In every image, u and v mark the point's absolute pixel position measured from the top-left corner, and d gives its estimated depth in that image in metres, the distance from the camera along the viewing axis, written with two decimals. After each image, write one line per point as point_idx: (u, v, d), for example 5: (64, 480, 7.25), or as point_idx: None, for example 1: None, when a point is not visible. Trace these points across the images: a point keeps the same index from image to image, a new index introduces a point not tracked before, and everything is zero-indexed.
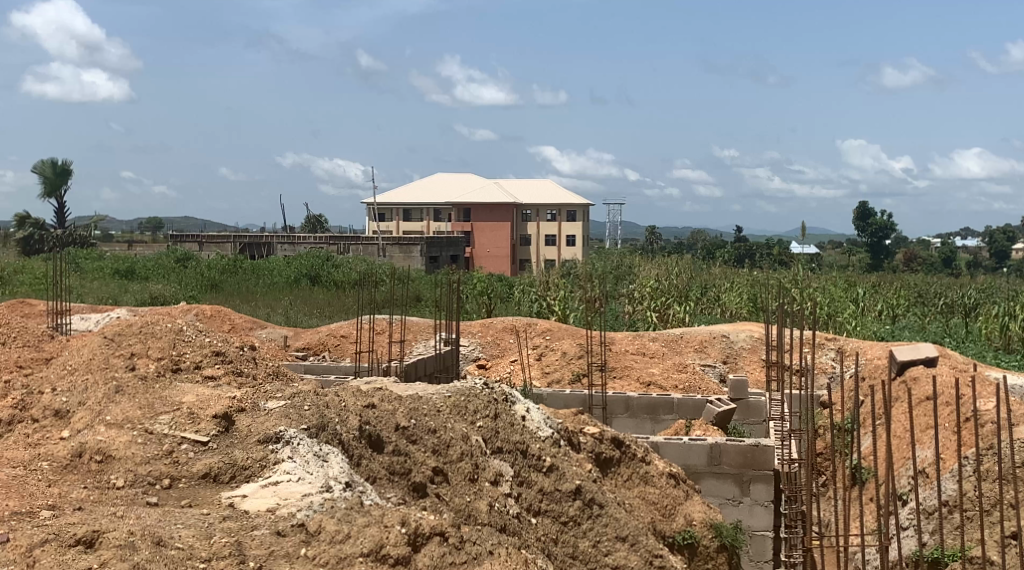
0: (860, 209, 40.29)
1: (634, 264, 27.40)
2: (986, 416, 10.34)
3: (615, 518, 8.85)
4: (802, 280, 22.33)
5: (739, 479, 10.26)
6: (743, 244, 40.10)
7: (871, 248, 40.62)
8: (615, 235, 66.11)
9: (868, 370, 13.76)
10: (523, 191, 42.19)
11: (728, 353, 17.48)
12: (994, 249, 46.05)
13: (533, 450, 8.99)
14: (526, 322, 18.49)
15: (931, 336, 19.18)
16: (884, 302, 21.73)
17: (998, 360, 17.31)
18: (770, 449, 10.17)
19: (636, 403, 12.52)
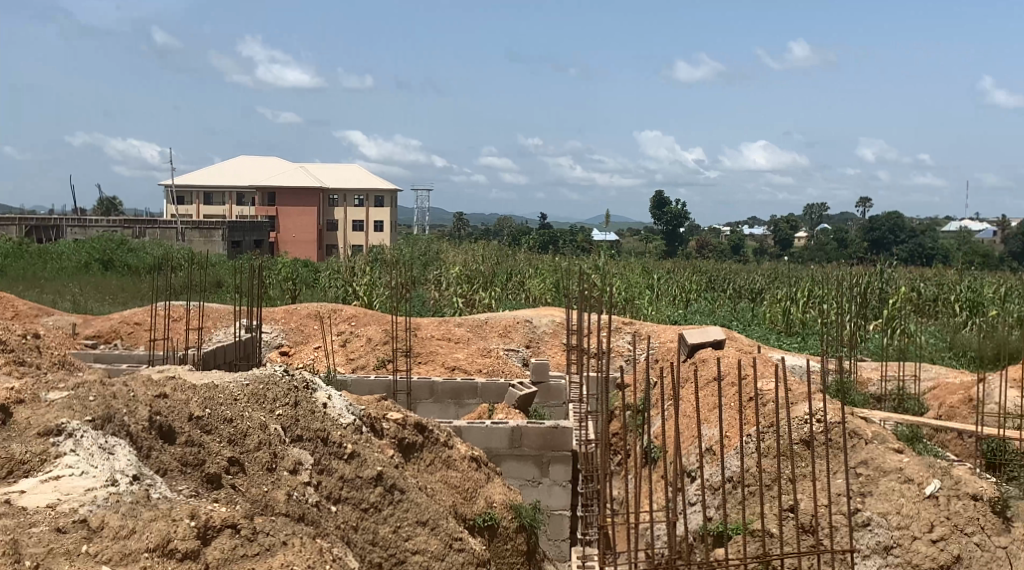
0: (657, 198, 41.77)
1: (441, 250, 27.51)
2: (766, 395, 10.94)
3: (416, 503, 8.90)
4: (602, 266, 22.98)
5: (539, 461, 10.50)
6: (547, 231, 40.85)
7: (667, 236, 42.20)
8: (422, 222, 66.21)
9: (662, 354, 14.34)
10: (329, 175, 41.60)
11: (531, 338, 17.79)
12: (779, 237, 48.64)
13: (334, 437, 8.89)
14: (330, 308, 18.25)
15: (720, 320, 20.13)
16: (678, 287, 22.63)
17: (780, 342, 18.35)
18: (568, 431, 10.47)
19: (439, 388, 12.61)
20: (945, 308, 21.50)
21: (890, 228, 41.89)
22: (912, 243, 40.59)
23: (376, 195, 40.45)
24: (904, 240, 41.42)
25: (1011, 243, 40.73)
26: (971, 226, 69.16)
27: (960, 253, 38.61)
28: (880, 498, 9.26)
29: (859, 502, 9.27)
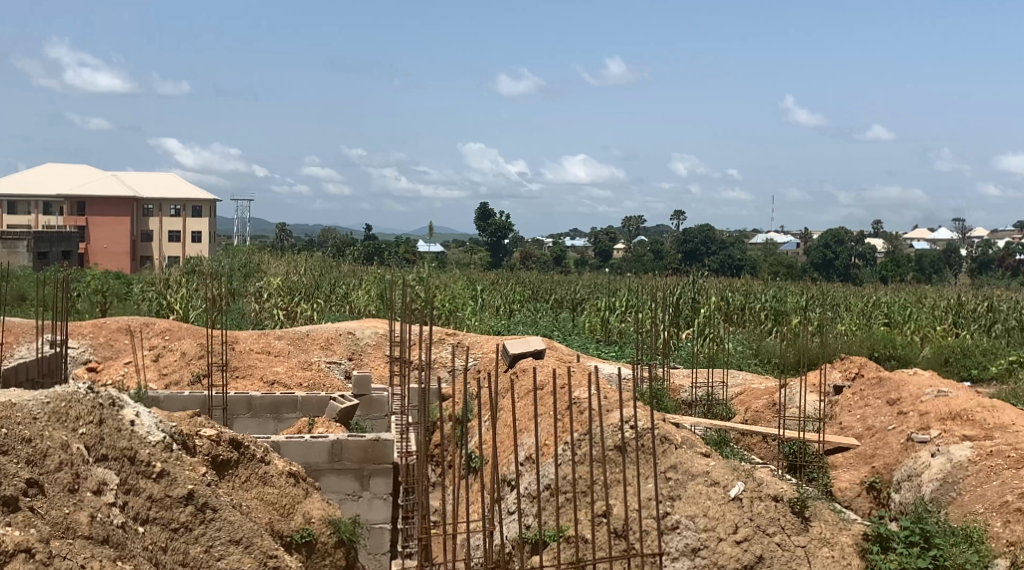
0: (480, 210, 42.11)
1: (261, 261, 26.97)
2: (583, 403, 11.20)
3: (230, 521, 8.64)
4: (426, 277, 22.98)
5: (359, 474, 10.38)
6: (371, 243, 40.56)
7: (491, 247, 42.61)
8: (243, 233, 64.65)
9: (483, 364, 14.45)
10: (144, 183, 40.11)
11: (353, 350, 17.61)
12: (599, 248, 49.90)
13: (142, 456, 8.54)
14: (142, 322, 17.57)
15: (542, 330, 20.44)
16: (502, 298, 22.86)
17: (599, 351, 18.80)
18: (390, 443, 10.41)
19: (258, 403, 12.31)
20: (753, 316, 22.52)
21: (703, 240, 43.54)
22: (722, 254, 42.34)
23: (194, 205, 39.27)
24: (715, 251, 43.16)
25: (813, 254, 43.01)
26: (777, 238, 72.75)
27: (765, 264, 40.52)
28: (688, 501, 9.58)
29: (668, 506, 9.59)
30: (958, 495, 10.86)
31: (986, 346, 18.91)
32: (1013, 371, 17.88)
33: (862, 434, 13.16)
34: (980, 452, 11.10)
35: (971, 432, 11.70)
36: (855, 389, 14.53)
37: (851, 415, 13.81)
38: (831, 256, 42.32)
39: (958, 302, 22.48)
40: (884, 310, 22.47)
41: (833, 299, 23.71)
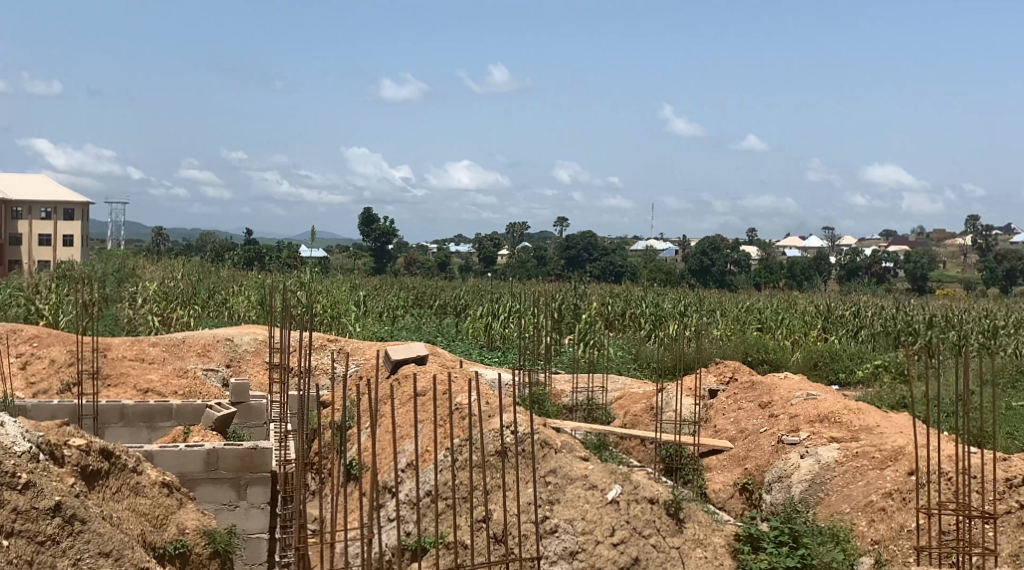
0: (364, 214, 41.78)
1: (137, 266, 26.25)
2: (465, 408, 11.23)
3: (99, 534, 8.36)
4: (308, 282, 22.71)
5: (235, 483, 10.18)
6: (252, 247, 39.85)
7: (375, 252, 42.33)
8: (118, 237, 62.79)
9: (365, 370, 14.36)
10: (12, 185, 38.61)
11: (231, 356, 17.28)
12: (483, 254, 50.10)
13: (6, 467, 8.20)
14: (9, 328, 16.89)
15: (425, 335, 20.40)
16: (385, 303, 22.75)
17: (482, 356, 18.86)
18: (268, 451, 10.24)
19: (130, 411, 11.97)
20: (632, 322, 22.92)
21: (585, 246, 44.06)
22: (604, 260, 42.96)
23: (66, 208, 37.99)
24: (597, 258, 43.76)
25: (691, 261, 43.98)
26: (656, 245, 74.19)
27: (645, 271, 41.27)
28: (566, 505, 9.69)
29: (547, 510, 9.67)
30: (825, 495, 11.24)
31: (853, 351, 19.65)
32: (878, 375, 18.63)
33: (735, 436, 13.52)
34: (846, 453, 11.51)
35: (838, 433, 12.13)
36: (729, 393, 14.93)
37: (726, 419, 14.18)
38: (708, 263, 43.37)
39: (826, 308, 23.30)
40: (758, 316, 23.13)
41: (709, 305, 24.29)
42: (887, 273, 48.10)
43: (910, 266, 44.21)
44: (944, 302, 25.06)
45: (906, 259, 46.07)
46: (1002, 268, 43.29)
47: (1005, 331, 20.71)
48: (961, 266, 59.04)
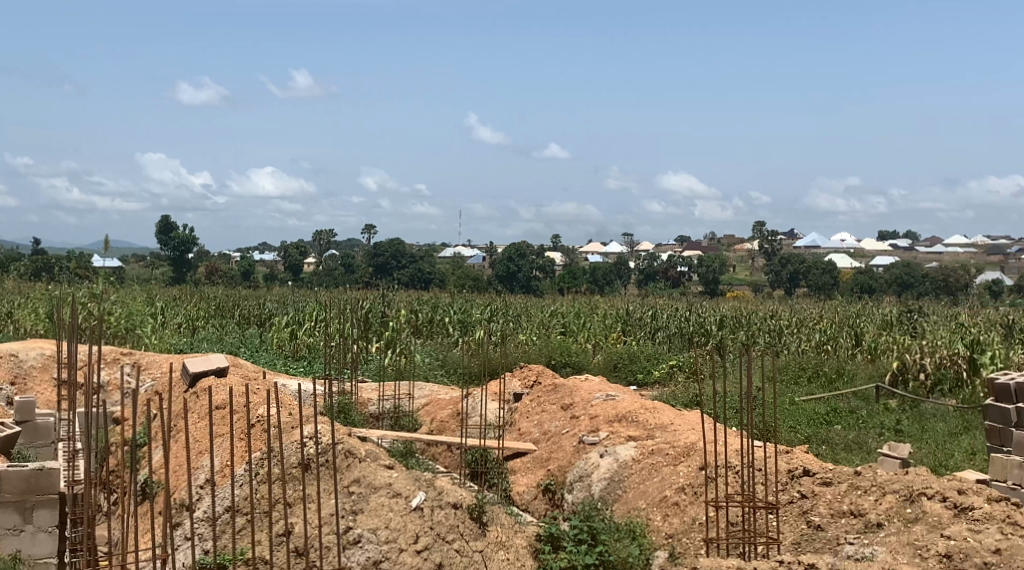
0: (162, 223, 40.27)
1: None
2: (267, 421, 11.03)
3: None
4: (101, 294, 21.73)
5: (21, 507, 9.65)
6: (40, 257, 37.77)
7: (175, 262, 40.89)
8: None
9: (162, 385, 13.87)
10: None
11: (16, 373, 16.34)
12: (289, 262, 49.23)
13: None
14: None
15: (227, 346, 19.85)
16: (184, 314, 22.04)
17: (286, 366, 18.53)
18: (55, 472, 9.72)
19: None
20: (439, 328, 23.04)
21: (393, 253, 43.95)
22: (411, 267, 42.99)
23: None
24: (405, 265, 43.69)
25: (497, 267, 44.56)
26: (463, 251, 74.89)
27: (452, 277, 41.54)
28: (370, 514, 9.66)
29: (350, 521, 9.62)
30: (623, 492, 11.61)
31: (650, 352, 20.39)
32: (673, 374, 19.39)
33: (539, 438, 13.81)
34: (642, 451, 11.93)
35: (635, 432, 12.58)
36: (533, 396, 15.26)
37: (530, 421, 14.45)
38: (514, 269, 44.06)
39: (626, 312, 24.10)
40: (561, 320, 23.68)
41: (514, 310, 24.69)
42: (682, 277, 50.20)
43: (703, 270, 46.29)
44: (733, 304, 26.37)
45: (699, 261, 48.20)
46: (786, 271, 45.94)
47: (788, 330, 21.96)
48: (749, 270, 62.29)
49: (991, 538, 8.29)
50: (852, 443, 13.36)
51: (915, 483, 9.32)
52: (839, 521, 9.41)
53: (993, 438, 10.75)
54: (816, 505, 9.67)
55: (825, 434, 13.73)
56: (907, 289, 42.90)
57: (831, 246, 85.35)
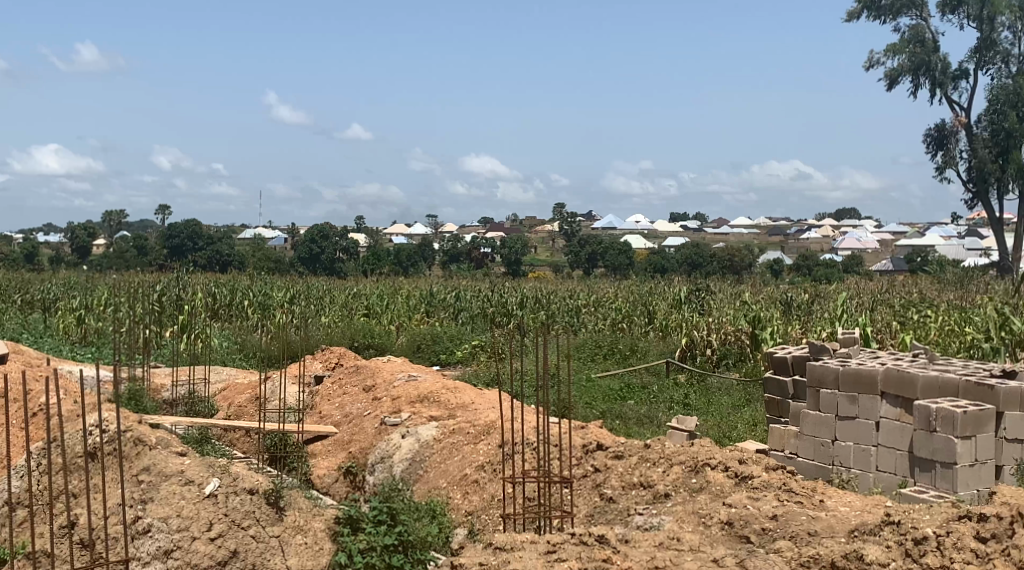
0: None
1: None
2: (52, 410, 10.55)
3: None
4: None
5: None
6: None
7: None
8: None
9: None
10: None
11: None
12: (76, 243, 46.95)
13: None
14: None
15: (8, 332, 18.75)
16: None
17: (73, 353, 17.67)
18: None
19: None
20: (238, 311, 22.53)
21: (189, 235, 42.73)
22: (208, 249, 41.77)
23: None
24: (202, 247, 42.49)
25: (299, 249, 44.01)
26: (263, 233, 73.29)
27: (252, 259, 40.68)
28: (161, 503, 9.42)
29: (140, 510, 9.39)
30: (424, 472, 11.68)
31: (453, 333, 20.52)
32: (475, 354, 19.47)
33: (340, 421, 13.71)
34: (443, 431, 12.06)
35: (436, 413, 12.69)
36: (335, 378, 15.20)
37: (331, 404, 14.32)
38: (316, 251, 43.60)
39: (429, 293, 24.25)
40: (364, 302, 23.53)
41: (316, 293, 24.38)
42: (485, 258, 50.85)
43: (506, 251, 47.04)
44: (534, 284, 26.88)
45: (502, 244, 48.99)
46: (585, 251, 47.28)
47: (586, 309, 22.55)
48: (550, 250, 63.82)
49: (769, 506, 8.50)
50: (644, 418, 13.87)
51: (700, 454, 9.76)
52: (630, 492, 9.77)
53: (772, 410, 11.41)
54: (609, 478, 10.02)
55: (619, 410, 14.19)
56: (696, 269, 45.05)
57: (627, 227, 88.37)
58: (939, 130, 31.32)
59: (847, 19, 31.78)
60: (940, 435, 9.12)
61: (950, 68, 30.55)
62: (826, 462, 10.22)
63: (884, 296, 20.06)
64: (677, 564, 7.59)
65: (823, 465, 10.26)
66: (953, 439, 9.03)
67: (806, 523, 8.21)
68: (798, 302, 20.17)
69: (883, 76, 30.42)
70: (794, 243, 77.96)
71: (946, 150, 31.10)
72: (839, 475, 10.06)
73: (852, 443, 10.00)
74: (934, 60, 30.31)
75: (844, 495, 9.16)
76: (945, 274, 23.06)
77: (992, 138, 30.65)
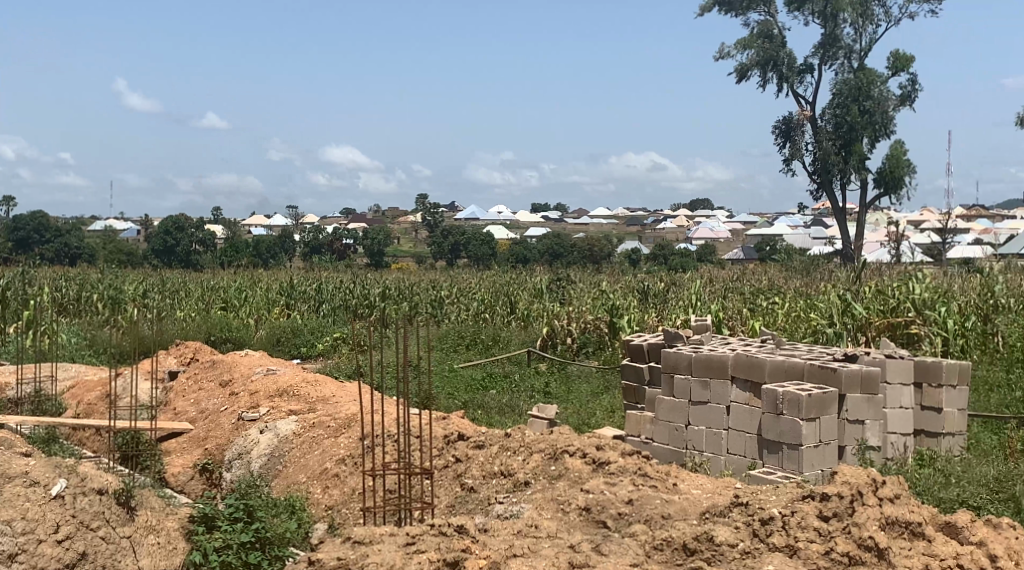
0: None
1: None
2: None
3: None
4: None
5: None
6: None
7: None
8: None
9: None
10: None
11: None
12: None
13: None
14: None
15: None
16: None
17: None
18: None
19: None
20: (88, 305, 21.75)
21: (35, 227, 40.98)
22: (56, 242, 40.15)
23: None
24: (49, 239, 40.82)
25: (153, 241, 42.77)
26: (115, 225, 70.83)
27: (104, 251, 39.31)
28: (5, 505, 8.95)
29: None
30: (283, 467, 11.51)
31: (313, 325, 20.23)
32: (336, 347, 19.26)
33: (195, 417, 13.39)
34: (303, 425, 11.91)
35: (296, 407, 12.52)
36: (190, 373, 14.86)
37: (186, 400, 13.97)
38: (171, 243, 42.46)
39: (289, 284, 23.89)
40: (221, 294, 22.99)
41: (171, 286, 23.70)
42: (347, 249, 50.33)
43: (368, 241, 46.68)
44: (397, 275, 26.76)
45: (364, 235, 48.60)
46: (448, 242, 47.33)
47: (448, 300, 22.55)
48: (413, 241, 63.65)
49: (625, 491, 8.69)
50: (505, 406, 13.98)
51: (558, 442, 9.89)
52: (491, 481, 9.85)
53: (629, 396, 11.66)
54: (469, 468, 10.10)
55: (480, 400, 14.27)
56: (557, 258, 45.65)
57: (490, 217, 88.77)
58: (787, 122, 32.45)
59: (700, 13, 32.60)
60: (787, 418, 9.47)
61: (796, 62, 31.66)
62: (679, 446, 10.52)
63: (736, 283, 20.69)
64: (534, 551, 7.69)
65: (677, 449, 10.55)
66: (798, 422, 9.37)
67: (660, 506, 8.41)
68: (654, 290, 20.65)
69: (734, 69, 31.33)
70: (651, 232, 79.68)
71: (793, 142, 32.26)
72: (692, 458, 10.36)
73: (704, 428, 10.31)
74: (781, 55, 31.38)
75: (696, 478, 9.45)
76: (793, 261, 23.91)
77: (836, 130, 31.93)
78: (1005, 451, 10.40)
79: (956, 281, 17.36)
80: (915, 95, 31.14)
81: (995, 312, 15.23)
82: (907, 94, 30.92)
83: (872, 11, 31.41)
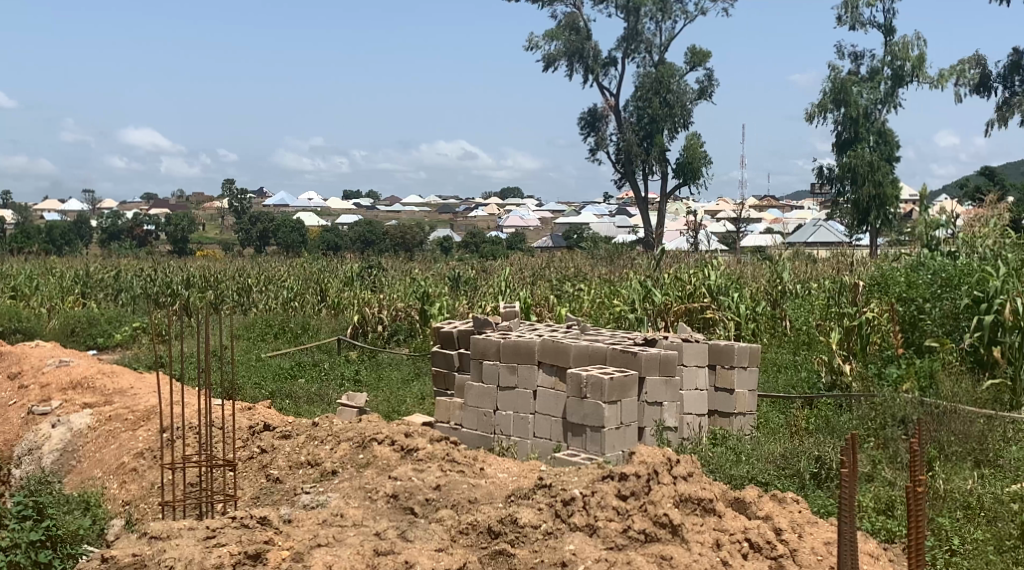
0: None
1: None
2: None
3: None
4: None
5: None
6: None
7: None
8: None
9: None
10: None
11: None
12: None
13: None
14: None
15: None
16: None
17: None
18: None
19: None
20: None
21: None
22: None
23: None
24: None
25: None
26: None
27: None
28: None
29: None
30: (77, 462, 10.99)
31: (112, 315, 19.40)
32: (136, 337, 18.48)
33: None
34: (98, 418, 11.39)
35: (91, 399, 11.97)
36: None
37: None
38: None
39: (84, 273, 22.78)
40: (10, 282, 21.71)
41: None
42: (149, 236, 48.27)
43: (171, 228, 44.92)
44: (200, 262, 25.92)
45: (166, 222, 46.71)
46: (256, 229, 46.12)
47: (256, 287, 22.02)
48: (219, 228, 61.72)
49: (432, 477, 8.73)
50: (314, 395, 13.76)
51: (367, 431, 9.82)
52: (297, 471, 9.70)
53: (439, 383, 11.71)
54: (276, 459, 9.95)
55: (288, 389, 14.01)
56: (368, 247, 45.27)
57: (300, 205, 86.99)
58: (592, 114, 33.25)
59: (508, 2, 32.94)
60: (590, 401, 9.71)
61: (600, 55, 32.46)
62: (487, 431, 10.64)
63: (543, 271, 21.06)
64: (339, 540, 7.62)
65: (485, 434, 10.68)
66: (600, 405, 9.61)
67: (467, 491, 8.48)
68: (465, 277, 20.76)
69: (541, 58, 31.84)
70: (463, 220, 80.00)
71: (598, 132, 33.11)
72: (499, 443, 10.50)
73: (511, 412, 10.48)
74: (587, 47, 32.11)
75: (502, 462, 9.60)
76: (598, 250, 24.54)
77: (638, 122, 32.95)
78: (791, 429, 11.04)
79: (749, 268, 18.21)
80: (711, 90, 32.47)
81: (782, 297, 16.10)
82: (704, 89, 32.22)
83: (670, 6, 32.52)
